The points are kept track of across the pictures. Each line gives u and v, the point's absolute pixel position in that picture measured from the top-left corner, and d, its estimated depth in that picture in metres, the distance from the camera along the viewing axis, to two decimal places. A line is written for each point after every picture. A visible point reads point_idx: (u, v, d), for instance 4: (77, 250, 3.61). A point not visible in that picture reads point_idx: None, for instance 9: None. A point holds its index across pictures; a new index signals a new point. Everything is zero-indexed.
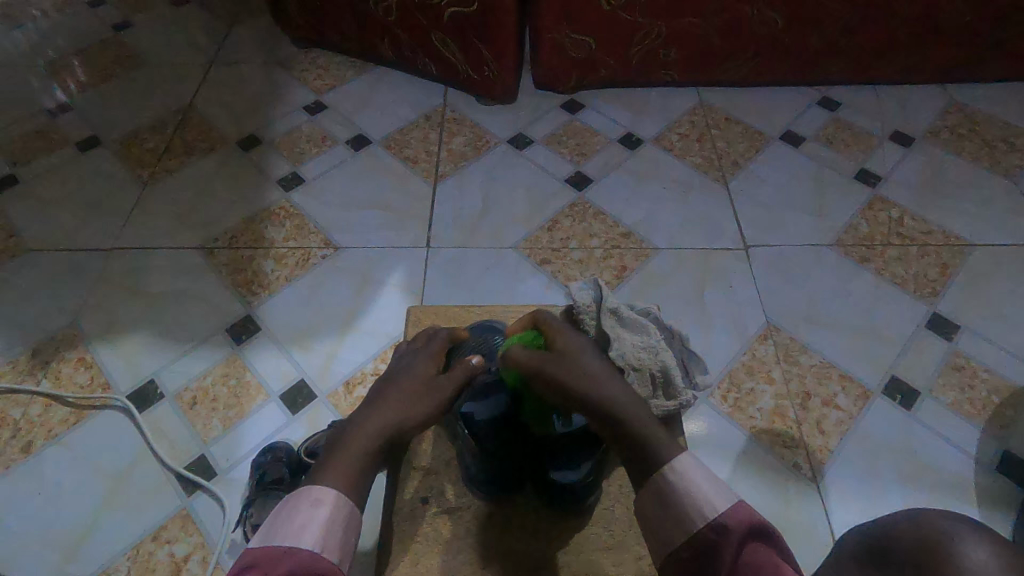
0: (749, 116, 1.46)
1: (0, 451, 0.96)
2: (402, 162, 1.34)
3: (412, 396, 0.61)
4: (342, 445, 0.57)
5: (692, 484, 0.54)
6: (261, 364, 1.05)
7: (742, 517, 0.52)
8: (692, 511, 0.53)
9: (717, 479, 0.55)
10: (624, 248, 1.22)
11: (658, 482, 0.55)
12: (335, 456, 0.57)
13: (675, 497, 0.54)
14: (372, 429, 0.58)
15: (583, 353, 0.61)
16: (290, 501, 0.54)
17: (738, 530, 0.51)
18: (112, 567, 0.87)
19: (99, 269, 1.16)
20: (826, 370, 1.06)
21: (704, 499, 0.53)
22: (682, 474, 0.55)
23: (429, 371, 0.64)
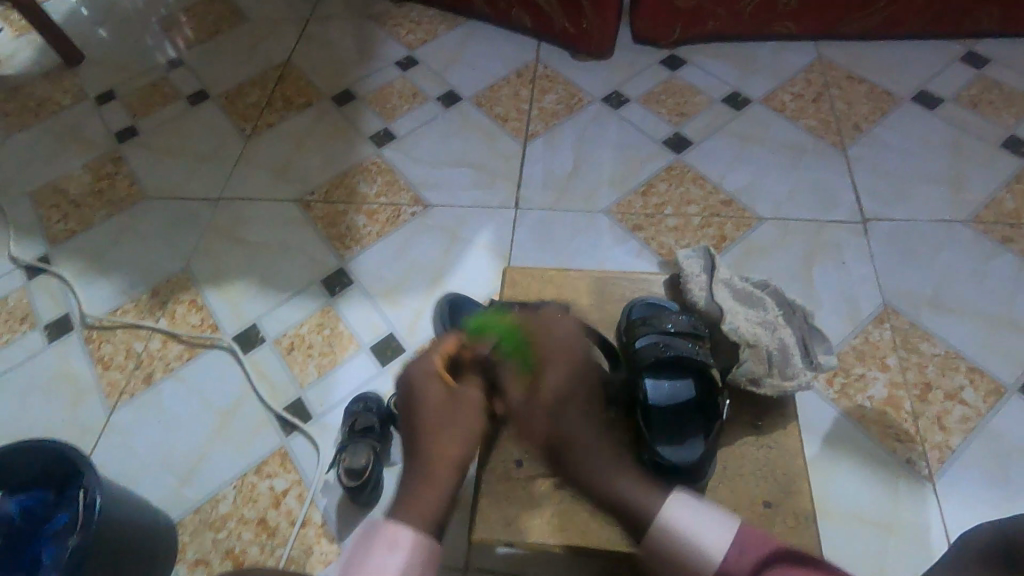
0: (876, 74, 1.30)
1: (126, 380, 1.06)
2: (492, 120, 1.31)
3: (456, 429, 0.60)
4: (412, 496, 0.56)
5: (688, 531, 0.51)
6: (353, 316, 1.09)
7: (750, 552, 0.49)
8: (695, 560, 0.50)
9: (710, 515, 0.51)
10: (724, 216, 1.14)
11: (646, 536, 0.53)
12: (409, 505, 0.55)
13: (673, 550, 0.51)
14: (442, 475, 0.58)
15: (567, 406, 0.61)
16: (362, 540, 0.52)
17: (746, 571, 0.48)
18: (221, 494, 0.94)
19: (208, 217, 1.23)
20: (952, 361, 0.95)
21: (702, 543, 0.50)
22: (669, 522, 0.51)
23: (441, 399, 0.62)
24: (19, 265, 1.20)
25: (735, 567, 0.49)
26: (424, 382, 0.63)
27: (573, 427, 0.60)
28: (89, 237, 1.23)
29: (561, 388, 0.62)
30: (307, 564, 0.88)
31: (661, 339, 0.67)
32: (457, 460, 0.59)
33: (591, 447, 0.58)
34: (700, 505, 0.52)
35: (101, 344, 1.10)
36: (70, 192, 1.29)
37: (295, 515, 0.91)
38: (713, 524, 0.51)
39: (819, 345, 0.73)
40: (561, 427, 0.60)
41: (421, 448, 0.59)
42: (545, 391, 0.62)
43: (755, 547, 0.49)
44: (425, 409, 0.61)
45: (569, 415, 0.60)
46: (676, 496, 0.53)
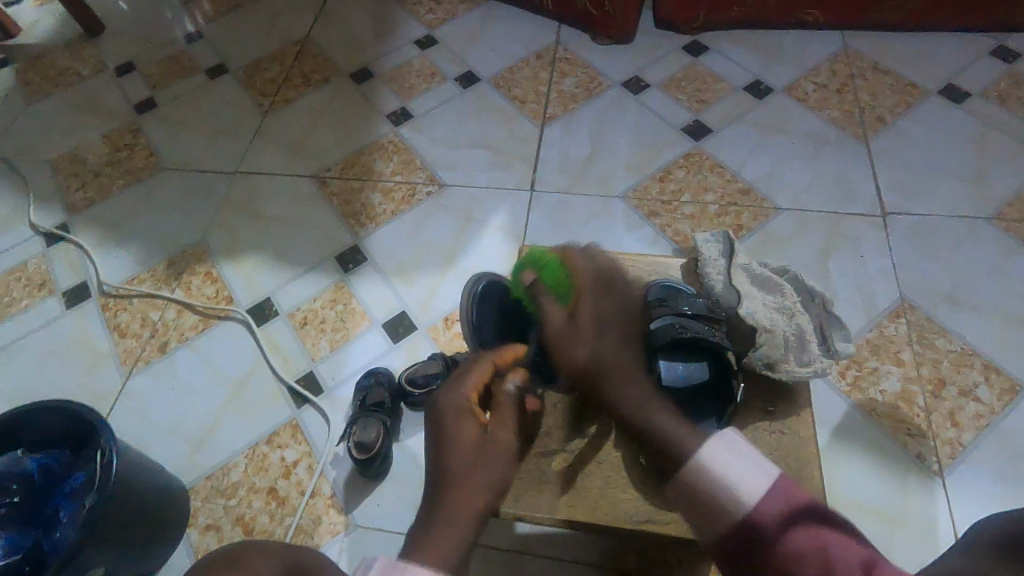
0: (903, 65, 1.28)
1: (142, 348, 1.07)
2: (510, 102, 1.30)
3: (485, 472, 0.57)
4: (435, 537, 0.52)
5: (722, 464, 0.48)
6: (367, 293, 1.09)
7: (786, 496, 0.46)
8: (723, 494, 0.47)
9: (747, 455, 0.48)
10: (741, 205, 1.13)
11: (679, 475, 0.50)
12: (427, 545, 0.51)
13: (702, 481, 0.48)
14: (466, 518, 0.54)
15: (609, 334, 0.60)
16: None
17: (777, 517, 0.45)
18: (233, 463, 0.95)
19: (225, 191, 1.24)
20: (968, 358, 0.94)
21: (734, 478, 0.47)
22: (706, 456, 0.49)
23: (473, 441, 0.58)
24: (39, 232, 1.21)
25: (767, 511, 0.45)
26: (454, 418, 0.60)
27: (613, 356, 0.58)
28: (107, 206, 1.24)
29: (599, 317, 0.61)
30: (316, 534, 0.89)
31: (676, 320, 0.66)
32: (477, 510, 0.55)
33: (628, 373, 0.57)
34: (742, 443, 0.49)
35: (117, 311, 1.11)
36: (89, 162, 1.30)
37: (305, 486, 0.93)
38: (751, 466, 0.47)
39: (837, 332, 0.74)
40: (589, 352, 0.59)
41: (446, 478, 0.56)
42: (582, 316, 0.61)
43: (792, 497, 0.46)
44: (452, 444, 0.58)
45: (610, 348, 0.59)
46: (718, 436, 0.50)
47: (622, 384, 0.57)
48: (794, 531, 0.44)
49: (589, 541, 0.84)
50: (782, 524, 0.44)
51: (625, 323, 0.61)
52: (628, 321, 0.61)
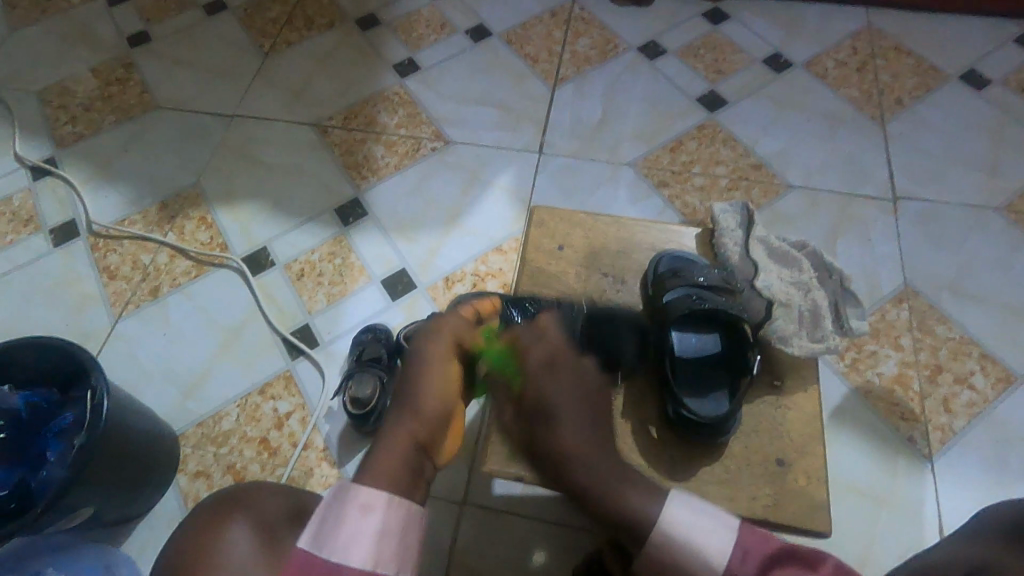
0: (926, 47, 1.25)
1: (131, 291, 1.04)
2: (522, 60, 1.26)
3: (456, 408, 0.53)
4: (387, 456, 0.47)
5: (687, 531, 0.43)
6: (366, 248, 1.07)
7: (752, 553, 0.41)
8: (692, 565, 0.42)
9: (710, 511, 0.44)
10: (752, 180, 1.11)
11: (643, 544, 0.45)
12: (378, 464, 0.46)
13: (670, 553, 0.43)
14: (418, 448, 0.49)
15: (570, 398, 0.53)
16: (328, 506, 0.43)
17: (750, 572, 0.40)
18: (224, 411, 0.94)
19: (221, 134, 1.19)
20: (966, 346, 0.95)
21: (701, 542, 0.42)
22: (668, 525, 0.44)
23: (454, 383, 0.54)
24: (25, 165, 1.16)
25: (740, 572, 0.40)
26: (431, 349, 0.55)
27: (573, 426, 0.51)
28: (97, 143, 1.19)
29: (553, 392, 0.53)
30: (307, 485, 0.88)
31: (693, 292, 0.66)
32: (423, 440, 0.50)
33: (592, 451, 0.50)
34: (698, 501, 0.45)
35: (107, 253, 1.08)
36: (77, 95, 1.24)
37: (297, 438, 0.92)
38: (716, 521, 0.43)
39: (852, 311, 0.74)
40: (551, 414, 0.52)
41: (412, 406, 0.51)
42: (544, 382, 0.54)
43: (759, 540, 0.41)
44: (430, 375, 0.53)
45: (569, 422, 0.51)
46: (676, 495, 0.46)
47: (591, 476, 0.49)
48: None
49: (580, 505, 0.84)
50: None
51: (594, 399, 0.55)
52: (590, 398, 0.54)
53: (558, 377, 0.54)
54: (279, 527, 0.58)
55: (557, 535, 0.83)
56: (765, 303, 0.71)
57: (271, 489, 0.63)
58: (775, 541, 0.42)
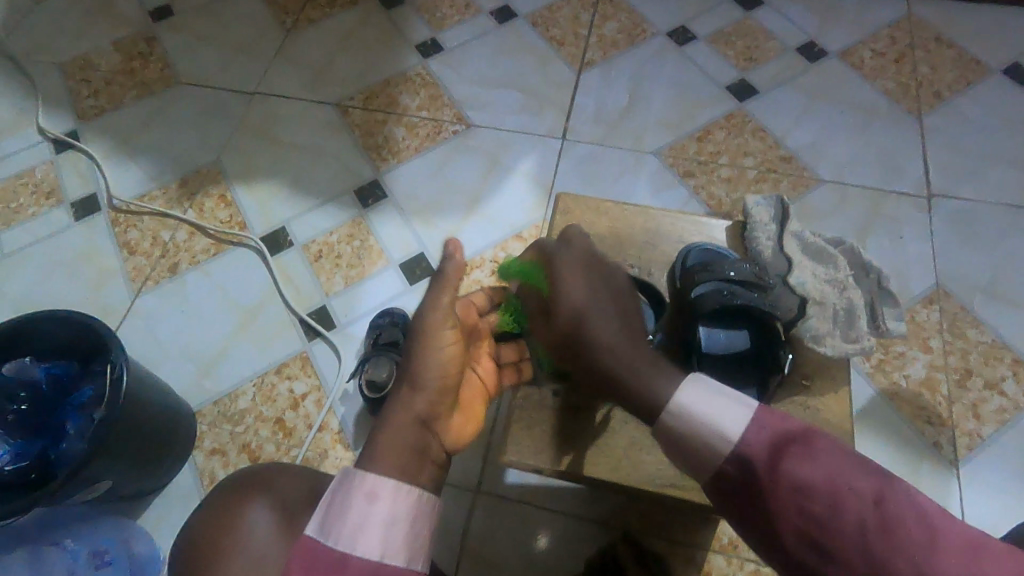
0: (968, 39, 1.20)
1: (151, 267, 1.04)
2: (547, 43, 1.23)
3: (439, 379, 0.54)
4: (384, 440, 0.49)
5: (705, 411, 0.49)
6: (384, 231, 1.06)
7: (766, 428, 0.47)
8: (709, 438, 0.48)
9: (725, 391, 0.49)
10: (781, 172, 1.08)
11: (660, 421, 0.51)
12: (380, 450, 0.48)
13: (692, 432, 0.49)
14: (410, 427, 0.50)
15: (599, 315, 0.56)
16: (335, 493, 0.45)
17: (763, 441, 0.46)
18: (240, 390, 0.94)
19: (242, 111, 1.18)
20: (998, 351, 0.92)
21: (717, 420, 0.48)
22: (687, 407, 0.49)
23: (443, 357, 0.55)
24: (48, 137, 1.16)
25: (755, 440, 0.46)
26: (435, 328, 0.55)
27: (603, 336, 0.56)
28: (119, 117, 1.19)
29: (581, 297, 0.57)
30: (322, 467, 0.88)
31: (725, 286, 0.63)
32: (426, 417, 0.52)
33: (629, 367, 0.53)
34: (713, 383, 0.50)
35: (127, 228, 1.08)
36: (100, 68, 1.24)
37: (312, 419, 0.92)
38: (729, 402, 0.48)
39: (889, 310, 0.74)
40: (582, 334, 0.56)
41: (422, 384, 0.53)
42: (576, 320, 0.56)
43: (772, 419, 0.47)
44: (434, 357, 0.54)
45: (602, 339, 0.55)
46: (694, 378, 0.51)
47: (627, 366, 0.54)
48: (785, 461, 0.44)
49: (595, 498, 0.83)
50: (773, 455, 0.45)
51: (620, 324, 0.57)
52: (623, 304, 0.58)
53: (595, 312, 0.57)
54: (301, 506, 0.57)
55: (570, 527, 0.82)
56: (799, 301, 0.68)
57: (293, 470, 0.62)
58: (793, 420, 0.47)
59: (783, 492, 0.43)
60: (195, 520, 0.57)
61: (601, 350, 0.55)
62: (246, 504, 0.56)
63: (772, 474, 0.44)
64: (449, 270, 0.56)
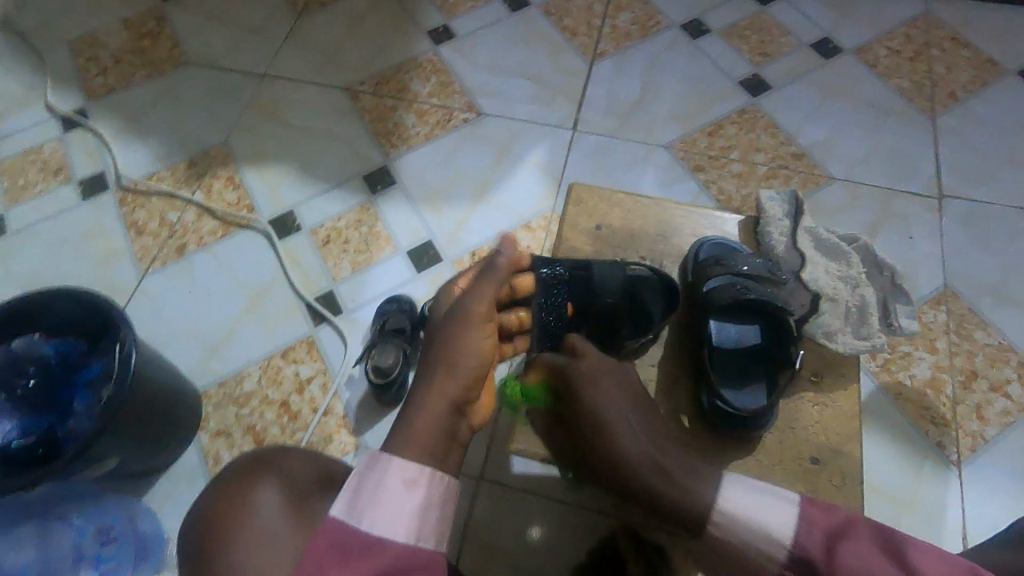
0: (984, 39, 1.19)
1: (158, 248, 1.04)
2: (560, 32, 1.22)
3: (467, 364, 0.54)
4: (411, 425, 0.50)
5: (744, 512, 0.48)
6: (393, 217, 1.05)
7: (815, 527, 0.45)
8: (755, 542, 0.47)
9: (768, 491, 0.48)
10: (793, 169, 1.08)
11: (705, 539, 0.50)
12: (406, 437, 0.49)
13: (742, 539, 0.48)
14: (436, 408, 0.51)
15: (621, 410, 0.58)
16: (369, 478, 0.45)
17: (818, 542, 0.44)
18: (246, 372, 0.94)
19: (251, 94, 1.17)
20: (1004, 353, 0.92)
21: (767, 527, 0.46)
22: (723, 514, 0.48)
23: (471, 335, 0.56)
24: (56, 115, 1.16)
25: (807, 541, 0.45)
26: (464, 316, 0.57)
27: (614, 411, 0.57)
28: (128, 96, 1.18)
29: (609, 394, 0.59)
30: (326, 451, 0.89)
31: (738, 281, 0.64)
32: (460, 396, 0.52)
33: (638, 456, 0.54)
34: (754, 486, 0.49)
35: (135, 208, 1.08)
36: (109, 47, 1.23)
37: (317, 403, 0.92)
38: (772, 504, 0.47)
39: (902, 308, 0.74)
40: (597, 419, 0.57)
41: (451, 367, 0.54)
42: (597, 401, 0.58)
43: (821, 515, 0.45)
44: (465, 341, 0.55)
45: (620, 419, 0.57)
46: (730, 479, 0.50)
47: (660, 475, 0.52)
48: (837, 554, 0.42)
49: (599, 489, 0.84)
50: (827, 552, 0.43)
51: (637, 407, 0.59)
52: (632, 395, 0.61)
53: (607, 387, 0.59)
54: (308, 492, 0.57)
55: (565, 515, 0.83)
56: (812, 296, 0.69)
57: (298, 454, 0.62)
58: (835, 511, 0.46)
59: None
60: (203, 499, 0.57)
61: (622, 440, 0.55)
62: (252, 483, 0.57)
63: (827, 569, 0.43)
64: (500, 266, 0.63)
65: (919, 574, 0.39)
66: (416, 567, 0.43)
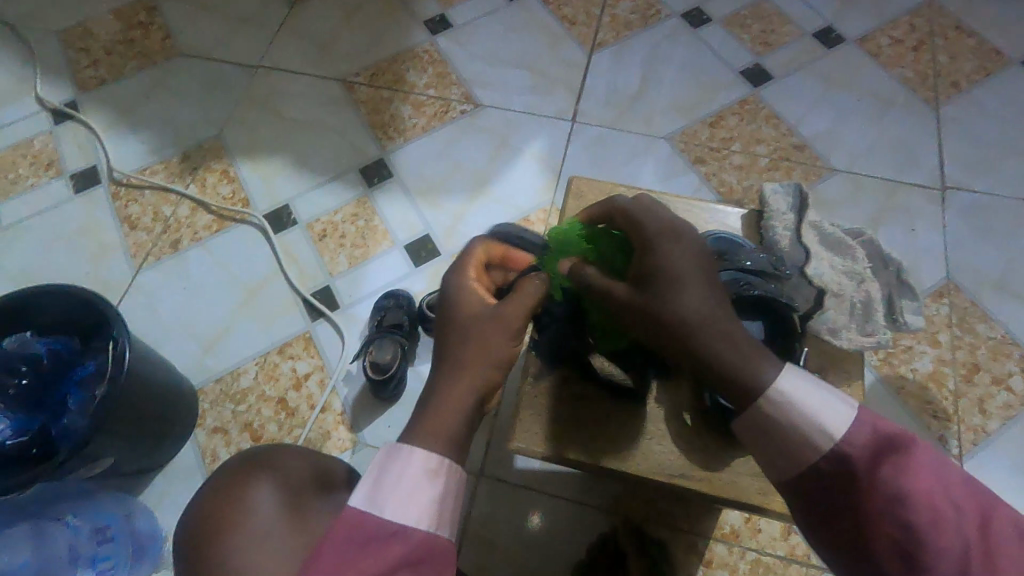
0: (989, 28, 1.17)
1: (152, 243, 1.03)
2: (558, 22, 1.20)
3: (485, 346, 0.51)
4: (434, 411, 0.48)
5: (801, 404, 0.44)
6: (390, 211, 1.04)
7: (867, 432, 0.43)
8: (805, 432, 0.44)
9: (830, 391, 0.44)
10: (794, 161, 1.06)
11: (748, 404, 0.45)
12: (430, 424, 0.48)
13: (788, 420, 0.44)
14: (462, 393, 0.49)
15: (690, 273, 0.49)
16: (388, 469, 0.45)
17: (868, 452, 0.42)
18: (242, 369, 0.93)
19: (245, 85, 1.16)
20: (1006, 347, 0.91)
21: (816, 419, 0.43)
22: (780, 391, 0.44)
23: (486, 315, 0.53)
24: (47, 108, 1.14)
25: (857, 444, 0.42)
26: (471, 297, 0.54)
27: (681, 275, 0.49)
28: (120, 88, 1.16)
29: (674, 261, 0.49)
30: (323, 448, 0.88)
31: (742, 276, 0.62)
32: (482, 387, 0.50)
33: (709, 319, 0.47)
34: (815, 379, 0.45)
35: (128, 203, 1.06)
36: (100, 38, 1.21)
37: (315, 400, 0.91)
38: (827, 400, 0.44)
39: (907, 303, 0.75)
40: (661, 272, 0.49)
41: (470, 349, 0.51)
42: (663, 259, 0.50)
43: (876, 425, 0.43)
44: (477, 322, 0.52)
45: (691, 289, 0.48)
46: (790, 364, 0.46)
47: (720, 336, 0.46)
48: (884, 465, 0.42)
49: (598, 483, 0.83)
50: (874, 458, 0.42)
51: (708, 275, 0.49)
52: (703, 277, 0.49)
53: (676, 253, 0.50)
54: (306, 492, 0.56)
55: (565, 510, 0.82)
56: (816, 291, 0.68)
57: (293, 452, 0.61)
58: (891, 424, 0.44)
59: (882, 511, 0.41)
60: (200, 497, 0.57)
61: (683, 294, 0.48)
62: (245, 484, 0.56)
63: (870, 479, 0.41)
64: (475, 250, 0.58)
65: (951, 507, 0.40)
66: (434, 555, 0.43)
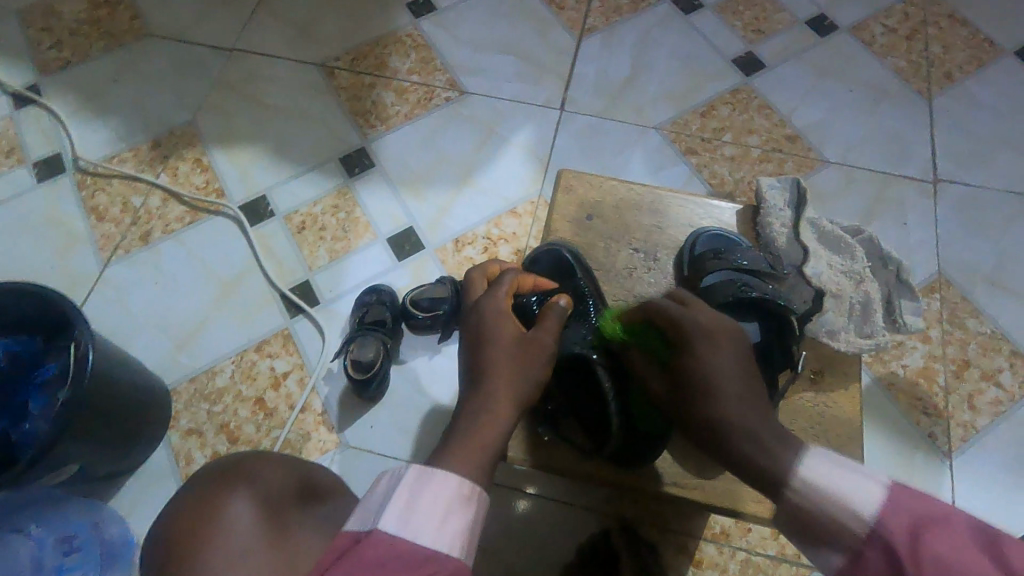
0: (983, 18, 1.16)
1: (121, 235, 0.98)
2: (546, 6, 1.16)
3: (520, 372, 0.52)
4: (469, 433, 0.49)
5: (830, 486, 0.44)
6: (372, 203, 1.00)
7: (903, 509, 0.41)
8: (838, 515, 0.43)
9: (858, 468, 0.44)
10: (786, 152, 1.04)
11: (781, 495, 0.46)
12: (464, 443, 0.48)
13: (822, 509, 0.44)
14: (497, 414, 0.50)
15: (727, 369, 0.51)
16: (420, 489, 0.43)
17: (905, 524, 0.41)
18: (218, 367, 0.90)
19: (219, 69, 1.10)
20: (996, 342, 0.91)
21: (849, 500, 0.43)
22: (807, 479, 0.45)
23: (517, 343, 0.54)
24: (6, 91, 1.08)
25: (891, 522, 0.41)
26: (502, 321, 0.55)
27: (715, 369, 0.51)
28: (85, 71, 1.10)
29: (711, 358, 0.51)
30: (303, 449, 0.85)
31: (738, 279, 0.62)
32: (509, 410, 0.50)
33: (747, 413, 0.48)
34: (847, 460, 0.45)
35: (95, 192, 1.01)
36: (62, 17, 1.14)
37: (294, 400, 0.88)
38: (860, 480, 0.43)
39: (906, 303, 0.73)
40: (694, 365, 0.51)
41: (500, 372, 0.52)
42: (697, 350, 0.52)
43: (911, 498, 0.42)
44: (507, 346, 0.53)
45: (727, 382, 0.50)
46: (817, 450, 0.46)
47: (753, 434, 0.48)
48: (926, 538, 0.39)
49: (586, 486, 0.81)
50: (911, 530, 0.40)
51: (749, 375, 0.51)
52: (744, 374, 0.51)
53: (716, 350, 0.52)
54: (285, 506, 0.54)
55: (552, 513, 0.80)
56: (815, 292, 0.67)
57: (274, 459, 0.58)
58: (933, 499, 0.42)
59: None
60: (168, 510, 0.54)
61: (719, 391, 0.50)
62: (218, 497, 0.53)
63: (910, 553, 0.39)
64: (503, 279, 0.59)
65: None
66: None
